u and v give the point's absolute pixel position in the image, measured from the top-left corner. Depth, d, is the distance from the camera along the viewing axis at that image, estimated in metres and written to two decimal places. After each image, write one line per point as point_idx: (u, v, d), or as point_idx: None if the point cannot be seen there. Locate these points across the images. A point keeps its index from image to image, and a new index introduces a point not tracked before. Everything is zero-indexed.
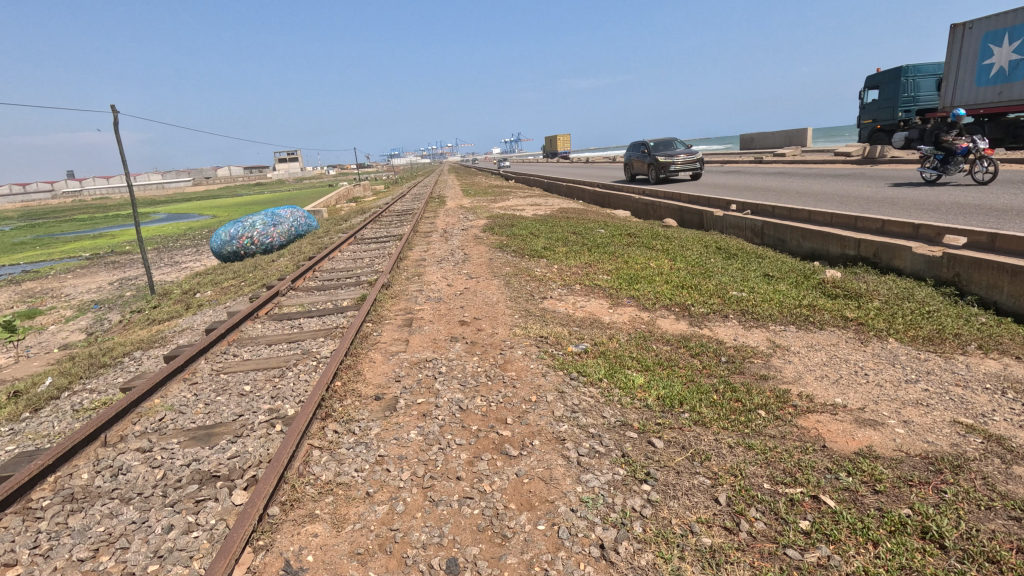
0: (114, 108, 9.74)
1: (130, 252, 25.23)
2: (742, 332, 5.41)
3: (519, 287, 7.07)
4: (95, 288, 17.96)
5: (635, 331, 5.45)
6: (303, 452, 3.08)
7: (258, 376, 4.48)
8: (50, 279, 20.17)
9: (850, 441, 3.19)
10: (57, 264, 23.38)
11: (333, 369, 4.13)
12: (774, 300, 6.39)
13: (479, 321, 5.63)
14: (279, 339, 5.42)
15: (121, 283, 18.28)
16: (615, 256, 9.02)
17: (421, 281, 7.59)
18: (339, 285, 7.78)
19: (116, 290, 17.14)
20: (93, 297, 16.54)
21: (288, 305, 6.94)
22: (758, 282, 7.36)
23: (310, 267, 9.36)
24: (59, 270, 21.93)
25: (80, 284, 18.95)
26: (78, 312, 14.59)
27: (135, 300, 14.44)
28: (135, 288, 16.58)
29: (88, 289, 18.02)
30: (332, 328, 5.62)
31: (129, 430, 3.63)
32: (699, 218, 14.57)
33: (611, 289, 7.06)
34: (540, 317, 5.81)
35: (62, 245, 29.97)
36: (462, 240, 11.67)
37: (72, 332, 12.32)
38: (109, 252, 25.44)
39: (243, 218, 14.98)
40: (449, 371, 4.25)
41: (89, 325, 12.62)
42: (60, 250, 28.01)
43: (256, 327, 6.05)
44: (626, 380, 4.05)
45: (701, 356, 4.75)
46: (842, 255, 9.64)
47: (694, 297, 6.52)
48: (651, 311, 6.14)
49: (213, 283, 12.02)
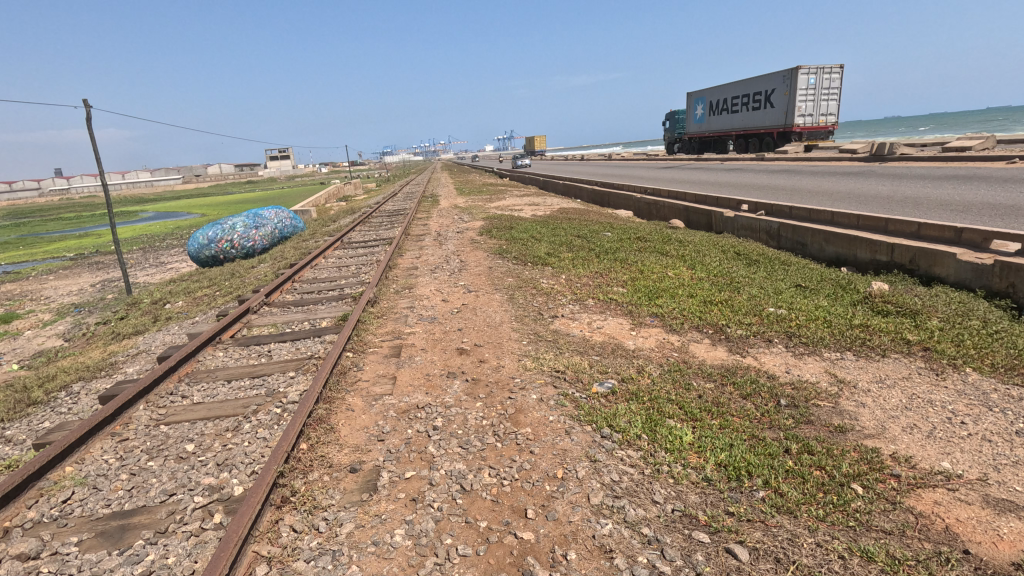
0: (85, 102, 8.97)
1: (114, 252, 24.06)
2: (794, 362, 4.58)
3: (525, 302, 6.21)
4: (76, 290, 17.05)
5: (667, 361, 4.59)
6: (245, 567, 2.20)
7: (204, 430, 3.56)
8: (31, 280, 19.11)
9: (998, 542, 2.34)
10: (39, 265, 22.20)
11: (299, 425, 3.24)
12: (819, 319, 5.57)
13: (480, 349, 4.73)
14: (241, 374, 4.50)
15: (103, 284, 17.37)
16: (628, 263, 8.19)
17: (412, 295, 6.70)
18: (320, 299, 6.87)
19: (98, 292, 16.22)
20: (72, 300, 15.52)
21: (260, 325, 6.03)
22: (794, 295, 6.53)
23: (290, 276, 8.47)
24: (42, 270, 20.82)
25: (61, 285, 18.04)
26: (56, 315, 13.67)
27: (113, 304, 13.46)
28: (116, 291, 15.57)
29: (69, 290, 17.02)
30: (306, 358, 4.73)
31: (17, 519, 2.72)
32: (706, 219, 13.78)
33: (628, 303, 6.25)
34: (552, 342, 4.94)
35: (46, 245, 28.72)
36: (458, 244, 10.84)
37: (48, 338, 11.38)
38: (94, 253, 24.28)
39: (222, 220, 14.00)
40: (445, 425, 3.38)
41: (64, 330, 11.67)
42: (45, 249, 27.01)
43: (218, 354, 5.12)
44: (671, 437, 3.22)
45: (755, 399, 3.88)
46: (872, 260, 8.85)
47: (727, 315, 5.67)
48: (680, 333, 5.28)
49: (186, 291, 11.02)
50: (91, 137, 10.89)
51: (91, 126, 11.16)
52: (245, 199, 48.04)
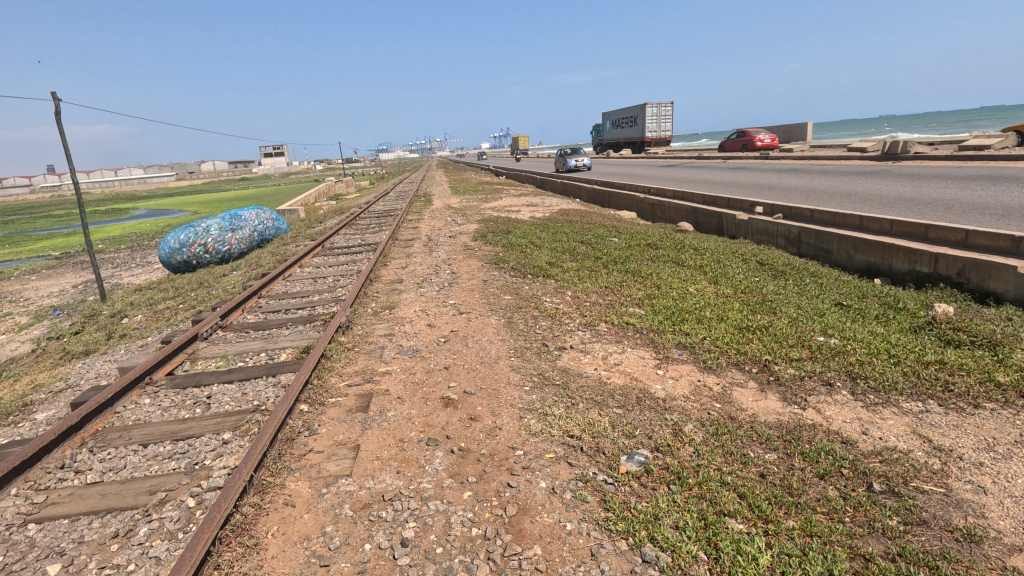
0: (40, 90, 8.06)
1: (102, 249, 23.02)
2: (870, 417, 3.61)
3: (525, 328, 5.22)
4: (57, 291, 15.96)
5: (707, 414, 3.64)
6: None
7: (84, 536, 2.56)
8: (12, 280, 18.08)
9: None
10: (22, 264, 21.14)
11: (204, 545, 2.24)
12: (882, 352, 4.59)
13: (471, 400, 3.73)
14: (161, 435, 3.49)
15: (86, 284, 16.33)
16: (641, 276, 7.26)
17: (393, 318, 5.70)
18: (285, 320, 5.86)
19: (77, 294, 15.03)
20: (52, 301, 14.49)
21: (206, 357, 5.00)
22: (843, 319, 5.56)
23: (258, 290, 7.49)
24: (24, 270, 19.75)
25: (42, 285, 16.99)
26: (32, 318, 12.65)
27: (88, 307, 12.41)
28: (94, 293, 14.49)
29: (48, 291, 15.96)
30: (248, 411, 3.72)
31: None
32: (717, 222, 12.84)
33: (649, 329, 5.27)
34: (559, 386, 3.97)
35: (36, 242, 27.64)
36: (450, 251, 9.86)
37: (13, 346, 10.35)
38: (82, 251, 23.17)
39: (194, 223, 12.90)
40: (420, 538, 2.40)
41: (29, 338, 10.62)
42: (29, 248, 25.71)
43: (144, 401, 4.09)
44: (742, 563, 2.24)
45: (837, 482, 2.88)
46: (912, 272, 7.92)
47: (770, 346, 4.71)
48: (717, 372, 4.31)
49: (152, 301, 9.93)
50: (58, 130, 10.01)
51: (60, 121, 10.33)
52: (240, 196, 46.72)
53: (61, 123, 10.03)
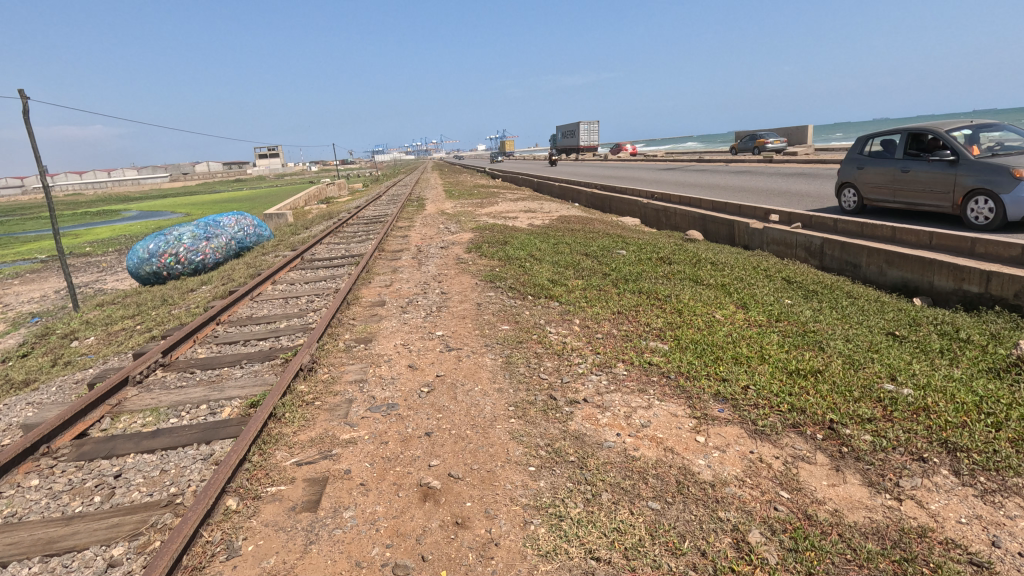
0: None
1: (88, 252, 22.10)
2: (1001, 519, 2.66)
3: (526, 370, 4.33)
4: (33, 296, 14.90)
5: (773, 511, 2.71)
6: None
7: None
8: None
9: None
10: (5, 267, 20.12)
11: None
12: (969, 407, 3.67)
13: (458, 490, 2.80)
14: (31, 547, 2.55)
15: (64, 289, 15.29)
16: (658, 298, 6.32)
17: (371, 355, 4.77)
18: (241, 356, 4.92)
19: (56, 300, 14.03)
20: (24, 308, 13.45)
21: (133, 412, 4.02)
22: (908, 359, 4.60)
23: (220, 312, 6.55)
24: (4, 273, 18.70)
25: (22, 289, 15.97)
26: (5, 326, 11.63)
27: (56, 317, 11.40)
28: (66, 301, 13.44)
29: (25, 296, 14.98)
30: (158, 504, 2.78)
31: None
32: (728, 230, 11.93)
33: (677, 373, 4.32)
34: (567, 459, 3.08)
35: (19, 245, 26.48)
36: (441, 265, 8.94)
37: None
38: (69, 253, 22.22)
39: (165, 230, 11.90)
40: None
41: None
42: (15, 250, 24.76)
43: (28, 487, 3.11)
44: None
45: None
46: (959, 292, 7.03)
47: (829, 399, 3.78)
48: (768, 439, 3.39)
49: (118, 318, 8.91)
50: (26, 131, 9.13)
51: (26, 121, 9.45)
52: (234, 197, 46.07)
53: (29, 122, 9.15)
